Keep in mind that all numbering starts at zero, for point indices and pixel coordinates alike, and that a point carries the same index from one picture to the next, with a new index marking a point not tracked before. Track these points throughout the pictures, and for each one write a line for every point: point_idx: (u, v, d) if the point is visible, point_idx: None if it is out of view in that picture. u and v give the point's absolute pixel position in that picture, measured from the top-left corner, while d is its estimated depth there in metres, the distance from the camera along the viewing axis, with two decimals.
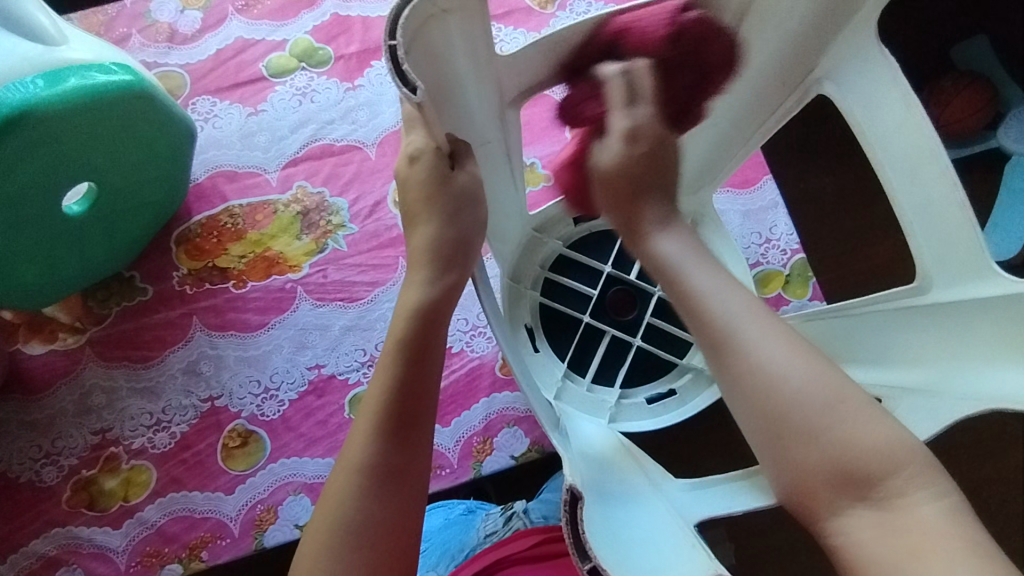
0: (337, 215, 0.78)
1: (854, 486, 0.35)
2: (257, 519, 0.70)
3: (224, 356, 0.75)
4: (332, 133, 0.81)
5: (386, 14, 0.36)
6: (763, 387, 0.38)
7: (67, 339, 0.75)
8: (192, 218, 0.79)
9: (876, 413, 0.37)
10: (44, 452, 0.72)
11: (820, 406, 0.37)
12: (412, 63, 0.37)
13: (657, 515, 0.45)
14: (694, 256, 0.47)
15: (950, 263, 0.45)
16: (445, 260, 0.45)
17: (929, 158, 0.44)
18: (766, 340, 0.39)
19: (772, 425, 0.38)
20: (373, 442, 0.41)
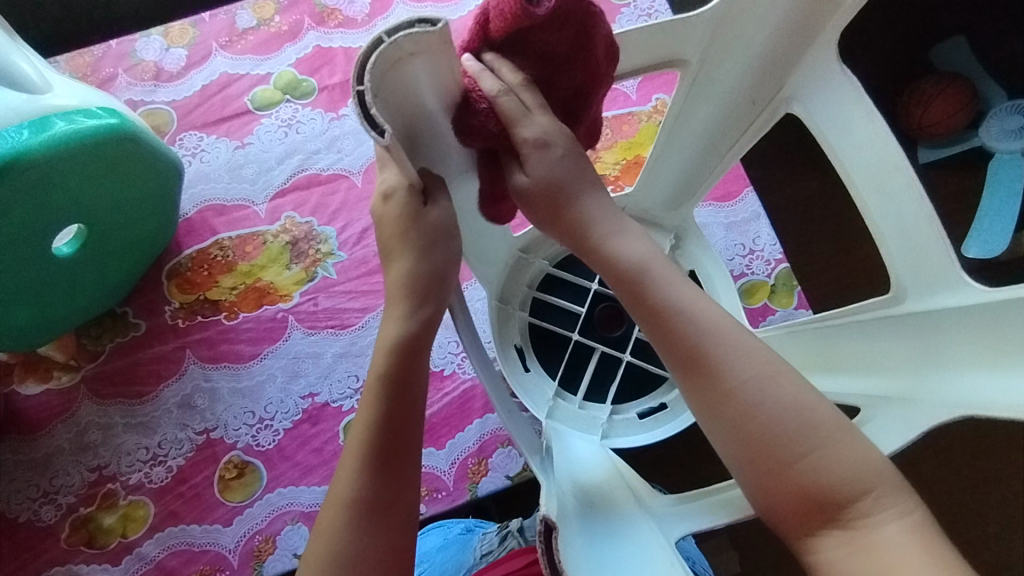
0: (326, 244, 0.79)
1: (826, 508, 0.36)
2: (255, 550, 0.70)
3: (218, 388, 0.75)
4: (318, 163, 0.82)
5: (355, 58, 0.36)
6: (738, 411, 0.38)
7: (62, 377, 0.76)
8: (183, 252, 0.80)
9: (847, 430, 0.37)
10: (42, 491, 0.72)
11: (793, 429, 0.37)
12: (384, 104, 0.38)
13: (639, 534, 0.45)
14: (660, 260, 0.44)
15: (923, 274, 0.45)
16: (424, 291, 0.46)
17: (893, 171, 0.45)
18: (736, 362, 0.38)
19: (751, 448, 0.37)
20: (360, 477, 0.42)
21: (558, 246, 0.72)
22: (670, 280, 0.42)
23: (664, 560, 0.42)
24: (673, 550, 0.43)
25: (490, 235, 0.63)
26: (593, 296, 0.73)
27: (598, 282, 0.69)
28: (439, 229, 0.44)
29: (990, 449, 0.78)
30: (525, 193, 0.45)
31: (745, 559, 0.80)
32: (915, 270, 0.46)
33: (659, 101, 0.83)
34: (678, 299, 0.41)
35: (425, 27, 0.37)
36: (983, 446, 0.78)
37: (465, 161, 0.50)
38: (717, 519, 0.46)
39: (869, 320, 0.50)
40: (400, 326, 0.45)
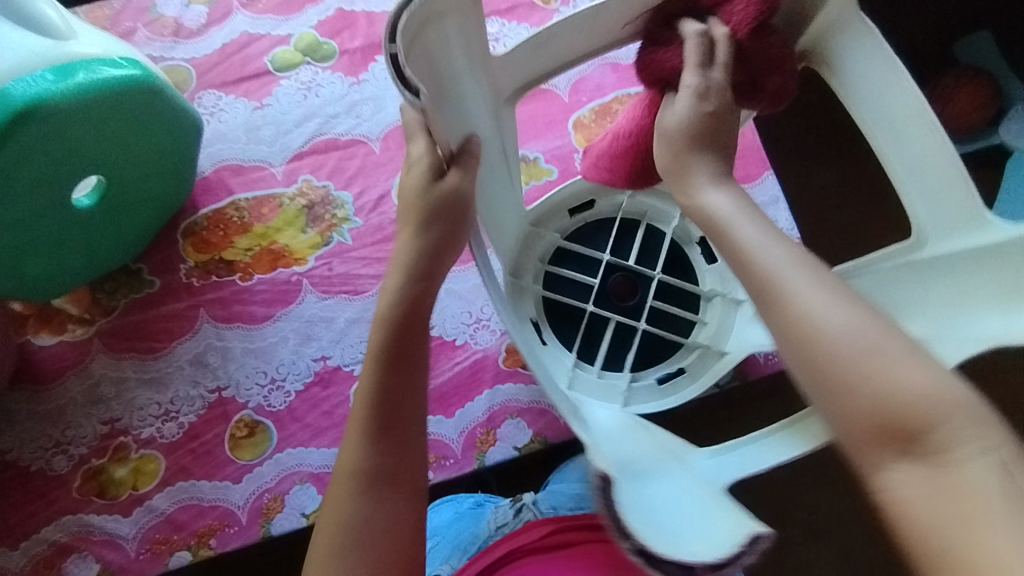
0: (342, 209, 0.79)
1: (905, 438, 0.33)
2: (264, 508, 0.71)
3: (231, 348, 0.76)
4: (336, 127, 0.82)
5: (386, 22, 0.35)
6: (797, 335, 0.36)
7: (76, 330, 0.76)
8: (198, 212, 0.80)
9: (923, 362, 0.34)
10: (55, 442, 0.73)
11: (862, 352, 0.34)
12: (411, 62, 0.37)
13: (680, 483, 0.47)
14: (748, 211, 0.42)
15: (943, 217, 0.45)
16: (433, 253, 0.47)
17: (916, 115, 0.44)
18: (812, 291, 0.36)
19: (812, 372, 0.35)
20: (366, 445, 0.43)
21: (568, 218, 0.72)
22: (751, 219, 0.41)
23: (718, 505, 0.44)
24: (721, 495, 0.46)
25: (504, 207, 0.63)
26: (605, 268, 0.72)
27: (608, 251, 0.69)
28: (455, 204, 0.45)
29: None
30: (667, 136, 0.45)
31: None
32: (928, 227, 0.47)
33: None
34: (751, 237, 0.40)
35: None
36: None
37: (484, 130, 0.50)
38: (769, 461, 0.48)
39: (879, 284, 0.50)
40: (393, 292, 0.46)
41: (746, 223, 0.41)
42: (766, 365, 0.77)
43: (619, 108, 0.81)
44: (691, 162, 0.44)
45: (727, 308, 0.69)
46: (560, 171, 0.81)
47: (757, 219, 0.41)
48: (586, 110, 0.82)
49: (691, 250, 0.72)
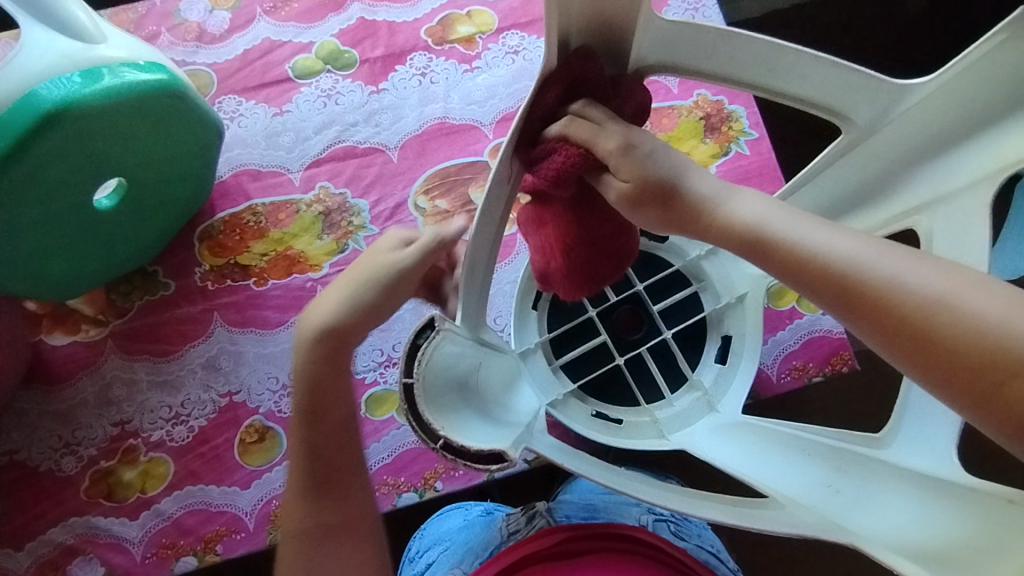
0: (358, 216, 0.79)
1: None
2: (271, 515, 0.70)
3: (244, 352, 0.75)
4: (355, 135, 0.82)
5: (404, 349, 0.43)
6: (920, 339, 0.34)
7: (90, 330, 0.76)
8: (215, 215, 0.80)
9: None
10: (65, 442, 0.73)
11: (994, 334, 0.32)
12: (431, 384, 0.43)
13: (900, 495, 0.42)
14: (780, 213, 0.39)
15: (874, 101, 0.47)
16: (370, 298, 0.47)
17: (782, 54, 0.45)
18: (906, 284, 0.34)
19: (962, 376, 0.33)
20: (312, 451, 0.47)
21: (532, 313, 0.71)
22: (794, 220, 0.38)
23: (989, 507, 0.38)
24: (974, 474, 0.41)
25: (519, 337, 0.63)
26: (600, 320, 0.72)
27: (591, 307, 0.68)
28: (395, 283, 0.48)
29: (1006, 469, 0.78)
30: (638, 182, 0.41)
31: (758, 563, 0.78)
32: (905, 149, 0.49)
33: (700, 96, 0.84)
34: (817, 239, 0.37)
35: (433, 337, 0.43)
36: (1000, 466, 0.78)
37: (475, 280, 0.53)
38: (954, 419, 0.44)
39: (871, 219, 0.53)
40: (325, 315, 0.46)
41: (806, 234, 0.37)
42: (778, 383, 0.77)
43: None
44: (690, 191, 0.41)
45: (722, 255, 0.69)
46: None
47: (810, 225, 0.38)
48: None
49: (650, 245, 0.72)
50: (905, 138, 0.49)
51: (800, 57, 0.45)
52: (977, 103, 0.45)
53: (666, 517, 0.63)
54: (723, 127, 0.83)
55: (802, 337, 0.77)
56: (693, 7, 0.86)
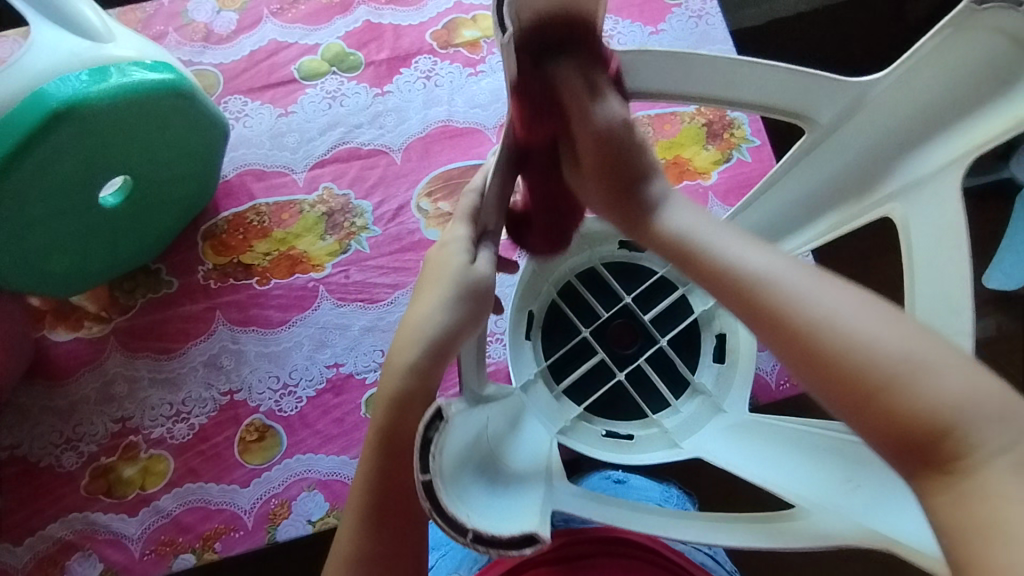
0: (361, 217, 0.80)
1: (930, 448, 0.32)
2: (270, 513, 0.70)
3: (245, 351, 0.76)
4: (360, 137, 0.83)
5: (415, 444, 0.35)
6: (801, 343, 0.36)
7: (93, 327, 0.77)
8: (219, 215, 0.81)
9: (939, 359, 0.33)
10: (65, 438, 0.73)
11: (884, 358, 0.33)
12: (451, 481, 0.36)
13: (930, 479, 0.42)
14: (705, 223, 0.46)
15: (835, 103, 0.51)
16: (466, 302, 0.45)
17: (744, 66, 0.51)
18: (812, 295, 0.37)
19: (835, 385, 0.34)
20: (377, 485, 0.45)
21: (526, 342, 0.70)
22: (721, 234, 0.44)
23: None
24: None
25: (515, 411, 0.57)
26: (595, 337, 0.72)
27: (585, 329, 0.68)
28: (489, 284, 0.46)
29: None
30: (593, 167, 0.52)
31: None
32: (881, 141, 0.52)
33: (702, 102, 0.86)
34: (732, 252, 0.41)
35: (439, 428, 0.36)
36: None
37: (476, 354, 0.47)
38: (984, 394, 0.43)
39: (852, 207, 0.55)
40: (431, 318, 0.44)
41: (721, 241, 0.43)
42: (777, 389, 0.77)
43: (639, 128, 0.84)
44: (642, 195, 0.50)
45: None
46: None
47: (732, 235, 0.43)
48: None
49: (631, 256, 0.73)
50: (877, 129, 0.52)
51: (768, 68, 0.50)
52: (933, 93, 0.48)
53: None
54: (725, 134, 0.84)
55: None
56: (697, 15, 0.87)
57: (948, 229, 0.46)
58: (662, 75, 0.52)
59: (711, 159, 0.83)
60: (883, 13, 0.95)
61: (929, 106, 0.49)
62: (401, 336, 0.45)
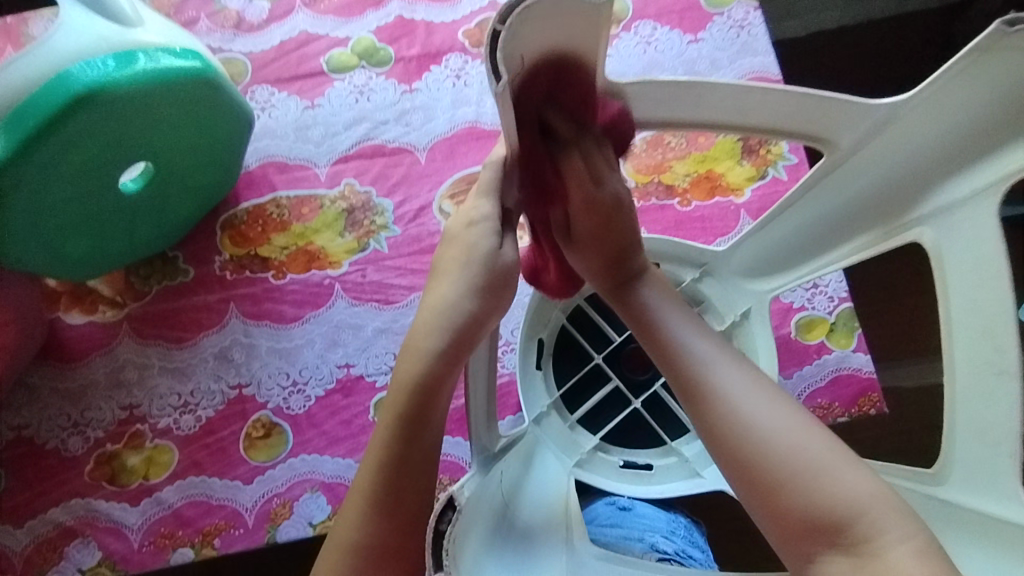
0: (381, 216, 0.78)
1: (829, 533, 0.35)
2: (272, 513, 0.69)
3: (257, 345, 0.75)
4: (385, 134, 0.81)
5: (427, 539, 0.33)
6: (729, 429, 0.40)
7: (106, 312, 0.76)
8: (239, 205, 0.80)
9: (850, 460, 0.37)
10: (73, 422, 0.72)
11: (791, 449, 0.38)
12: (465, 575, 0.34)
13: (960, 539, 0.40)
14: (666, 303, 0.49)
15: (847, 127, 0.47)
16: (492, 288, 0.44)
17: (750, 94, 0.47)
18: (737, 385, 0.41)
19: (743, 467, 0.39)
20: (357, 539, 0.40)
21: (538, 373, 0.69)
22: (674, 318, 0.47)
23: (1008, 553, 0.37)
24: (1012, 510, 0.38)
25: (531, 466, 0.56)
26: (608, 362, 0.71)
27: (598, 358, 0.67)
28: (514, 269, 0.45)
29: None
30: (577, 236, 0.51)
31: None
32: (905, 166, 0.47)
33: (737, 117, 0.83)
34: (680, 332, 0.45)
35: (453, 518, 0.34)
36: None
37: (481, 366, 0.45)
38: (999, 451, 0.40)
39: (880, 232, 0.51)
40: (457, 305, 0.42)
41: (676, 322, 0.47)
42: None
43: (672, 140, 0.81)
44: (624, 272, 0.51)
45: (719, 273, 0.68)
46: None
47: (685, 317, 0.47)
48: (638, 140, 0.82)
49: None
50: (900, 153, 0.47)
51: (775, 93, 0.46)
52: (964, 123, 0.43)
53: (669, 556, 0.59)
54: (761, 150, 0.80)
55: (829, 373, 0.75)
56: (739, 24, 0.84)
57: (988, 260, 0.42)
58: (666, 105, 0.48)
59: (745, 175, 0.80)
60: (938, 30, 0.90)
61: (946, 135, 0.44)
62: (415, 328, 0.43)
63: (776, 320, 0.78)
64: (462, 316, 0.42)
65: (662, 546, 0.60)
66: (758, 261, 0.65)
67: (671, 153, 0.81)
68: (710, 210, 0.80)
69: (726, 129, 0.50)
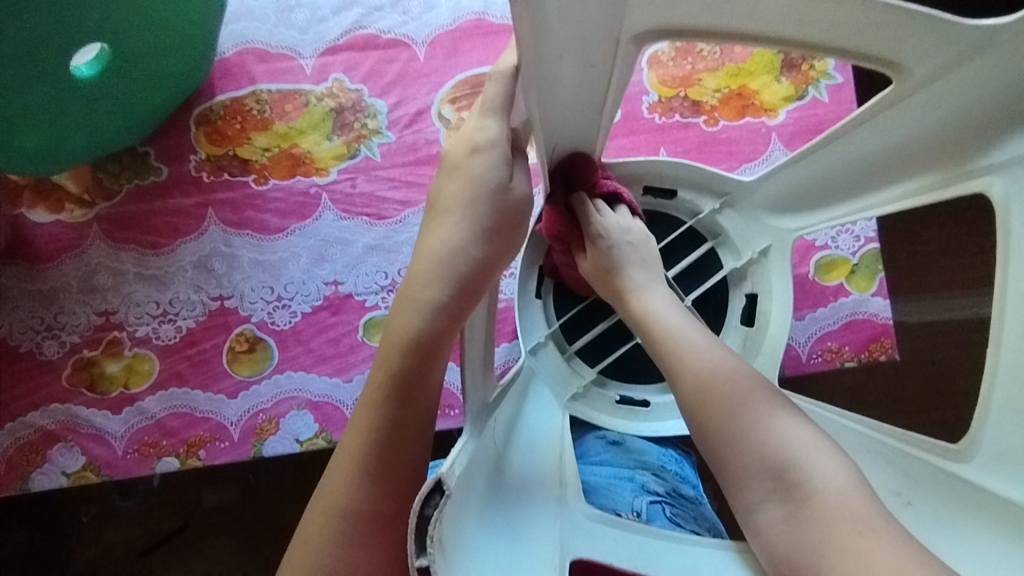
0: (374, 119, 0.70)
1: (774, 477, 0.38)
2: (257, 428, 0.67)
3: (238, 256, 0.70)
4: (379, 23, 0.71)
5: (411, 528, 0.30)
6: (692, 384, 0.43)
7: (74, 210, 0.70)
8: (215, 98, 0.72)
9: (793, 414, 0.40)
10: (46, 325, 0.69)
11: (743, 401, 0.41)
12: (450, 555, 0.32)
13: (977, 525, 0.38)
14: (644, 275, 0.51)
15: (925, 48, 0.40)
16: (498, 230, 0.43)
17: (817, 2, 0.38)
18: (703, 346, 0.44)
19: (701, 420, 0.42)
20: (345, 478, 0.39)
21: (537, 302, 0.66)
22: (652, 291, 0.50)
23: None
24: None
25: (526, 407, 0.53)
26: None
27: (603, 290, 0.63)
28: (526, 205, 0.43)
29: None
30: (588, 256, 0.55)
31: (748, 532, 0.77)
32: (976, 106, 0.41)
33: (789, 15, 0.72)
34: (654, 302, 0.48)
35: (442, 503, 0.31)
36: None
37: (483, 305, 0.43)
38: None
39: (938, 176, 0.45)
40: (459, 248, 0.42)
41: (651, 294, 0.49)
42: (807, 363, 0.72)
43: (704, 48, 0.72)
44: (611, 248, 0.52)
45: (739, 205, 0.62)
46: (624, 114, 0.72)
47: (658, 288, 0.50)
48: (665, 46, 0.73)
49: (658, 203, 0.65)
50: (979, 85, 0.40)
51: (843, 7, 0.38)
52: None
53: (661, 498, 0.57)
54: (803, 65, 0.71)
55: (844, 317, 0.71)
56: None
57: None
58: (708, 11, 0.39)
59: (781, 94, 0.71)
60: None
61: None
62: (411, 274, 0.42)
63: (796, 257, 0.73)
64: (464, 262, 0.41)
65: (652, 487, 0.58)
66: (784, 196, 0.59)
67: (701, 62, 0.72)
68: (739, 132, 0.71)
69: (779, 45, 0.42)
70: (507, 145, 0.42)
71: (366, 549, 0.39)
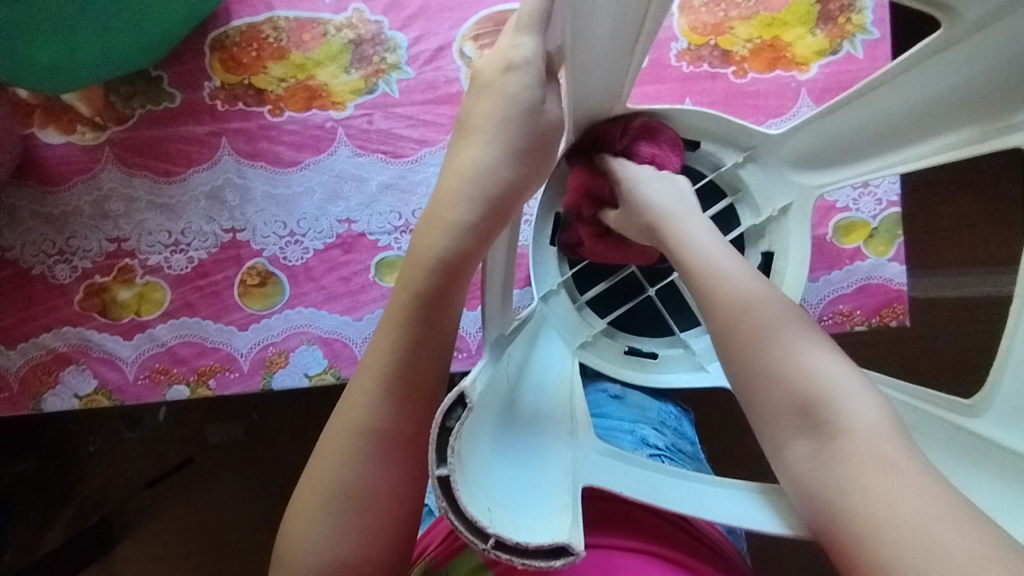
0: (393, 53, 0.69)
1: (806, 413, 0.38)
2: (267, 360, 0.67)
3: (251, 188, 0.69)
4: None
5: (433, 436, 0.31)
6: (730, 310, 0.42)
7: (86, 133, 0.69)
8: (230, 23, 0.70)
9: (824, 347, 0.40)
10: (58, 249, 0.69)
11: (774, 334, 0.40)
12: (467, 468, 0.33)
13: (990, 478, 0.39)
14: (678, 205, 0.50)
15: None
16: (531, 153, 0.42)
17: None
18: (742, 276, 0.43)
19: (733, 347, 0.41)
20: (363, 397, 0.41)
21: (551, 249, 0.64)
22: (692, 220, 0.48)
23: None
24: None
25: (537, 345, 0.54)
26: None
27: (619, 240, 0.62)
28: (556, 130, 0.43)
29: None
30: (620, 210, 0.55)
31: None
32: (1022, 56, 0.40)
33: None
34: (690, 232, 0.47)
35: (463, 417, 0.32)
36: None
37: (507, 233, 0.42)
38: None
39: (976, 130, 0.45)
40: (492, 168, 0.41)
41: (688, 225, 0.48)
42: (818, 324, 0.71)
43: None
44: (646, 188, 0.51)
45: (763, 160, 0.60)
46: (651, 61, 0.70)
47: (687, 215, 0.49)
48: None
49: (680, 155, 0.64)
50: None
51: None
52: None
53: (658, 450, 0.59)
54: (840, 18, 0.69)
55: (858, 281, 0.71)
56: None
57: None
58: None
59: (815, 48, 0.69)
60: None
61: None
62: (438, 196, 0.42)
63: (816, 219, 0.72)
64: (496, 182, 0.41)
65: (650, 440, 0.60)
66: (809, 153, 0.57)
67: (734, 10, 0.70)
68: (767, 85, 0.69)
69: None
70: (542, 65, 0.41)
71: (387, 464, 0.41)
